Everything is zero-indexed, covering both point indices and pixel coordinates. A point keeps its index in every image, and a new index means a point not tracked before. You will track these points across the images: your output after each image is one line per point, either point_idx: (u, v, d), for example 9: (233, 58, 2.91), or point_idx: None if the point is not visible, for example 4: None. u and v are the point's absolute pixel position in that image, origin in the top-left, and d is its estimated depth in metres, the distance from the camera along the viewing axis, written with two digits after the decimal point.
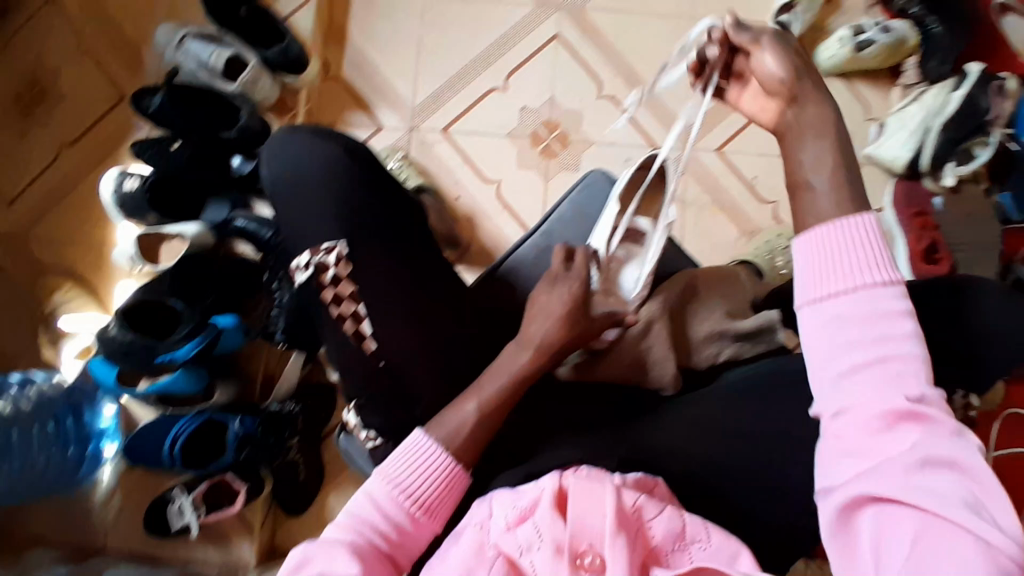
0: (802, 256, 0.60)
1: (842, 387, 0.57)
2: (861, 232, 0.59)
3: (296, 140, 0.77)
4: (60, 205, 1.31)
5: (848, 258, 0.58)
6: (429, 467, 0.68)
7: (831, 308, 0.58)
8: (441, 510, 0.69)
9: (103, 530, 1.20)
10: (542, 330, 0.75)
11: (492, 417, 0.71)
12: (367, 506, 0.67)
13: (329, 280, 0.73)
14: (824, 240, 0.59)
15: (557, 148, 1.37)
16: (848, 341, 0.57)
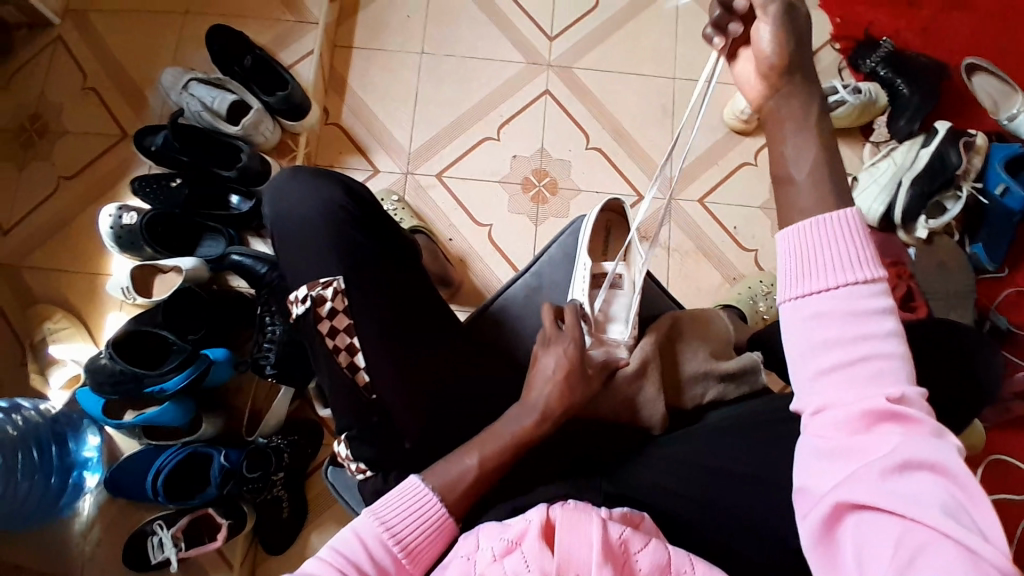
0: (781, 255, 0.59)
1: (822, 388, 0.54)
2: (841, 227, 0.57)
3: (297, 182, 0.81)
4: (55, 238, 1.33)
5: (826, 253, 0.57)
6: (422, 512, 0.69)
7: (810, 303, 0.56)
8: (425, 556, 0.69)
9: (80, 563, 1.14)
10: (543, 394, 0.76)
11: (494, 470, 0.73)
12: (355, 545, 0.66)
13: (325, 313, 0.75)
14: (803, 237, 0.58)
15: (547, 195, 1.42)
16: (829, 336, 0.55)
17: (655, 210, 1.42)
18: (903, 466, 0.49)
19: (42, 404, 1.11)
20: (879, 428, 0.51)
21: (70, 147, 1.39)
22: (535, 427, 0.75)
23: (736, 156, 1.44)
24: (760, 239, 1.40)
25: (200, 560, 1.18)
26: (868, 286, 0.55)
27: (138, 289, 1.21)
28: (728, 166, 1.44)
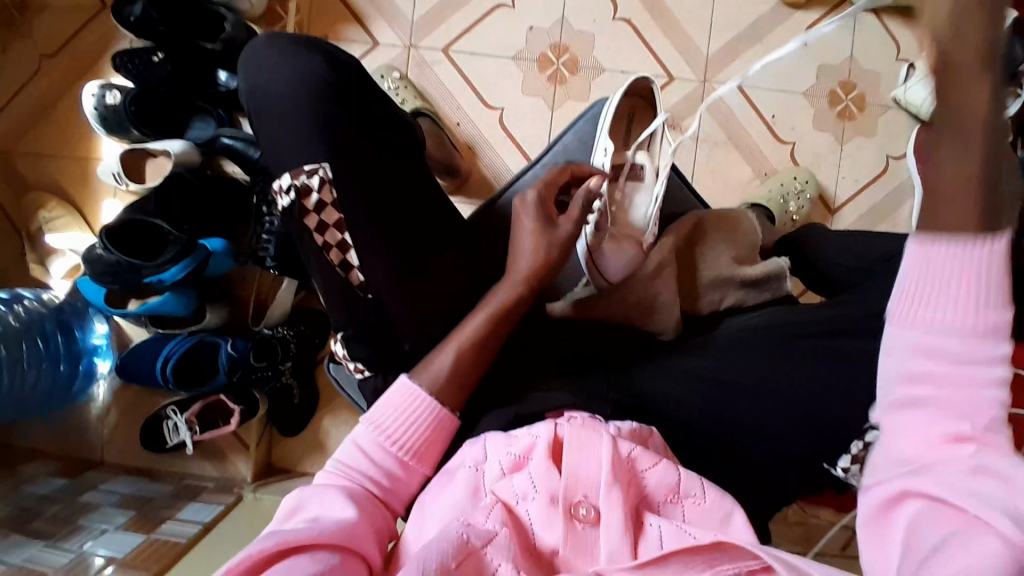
0: (913, 260, 0.45)
1: (903, 396, 0.46)
2: (992, 259, 0.42)
3: (276, 53, 0.71)
4: (40, 118, 1.25)
5: (960, 278, 0.43)
6: (414, 410, 0.66)
7: (918, 327, 0.45)
8: (431, 454, 0.67)
9: (100, 444, 1.23)
10: (526, 261, 0.72)
11: (476, 357, 0.69)
12: (354, 453, 0.65)
13: (312, 205, 0.68)
14: (941, 247, 0.43)
15: (566, 74, 1.29)
16: (927, 361, 0.45)
17: (687, 93, 1.28)
18: (977, 475, 0.43)
19: (42, 294, 1.13)
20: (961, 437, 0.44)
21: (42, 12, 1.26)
22: (506, 297, 0.70)
23: (784, 32, 1.27)
24: (800, 130, 1.27)
25: (219, 443, 1.24)
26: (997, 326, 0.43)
27: (129, 175, 1.14)
28: (773, 44, 1.27)
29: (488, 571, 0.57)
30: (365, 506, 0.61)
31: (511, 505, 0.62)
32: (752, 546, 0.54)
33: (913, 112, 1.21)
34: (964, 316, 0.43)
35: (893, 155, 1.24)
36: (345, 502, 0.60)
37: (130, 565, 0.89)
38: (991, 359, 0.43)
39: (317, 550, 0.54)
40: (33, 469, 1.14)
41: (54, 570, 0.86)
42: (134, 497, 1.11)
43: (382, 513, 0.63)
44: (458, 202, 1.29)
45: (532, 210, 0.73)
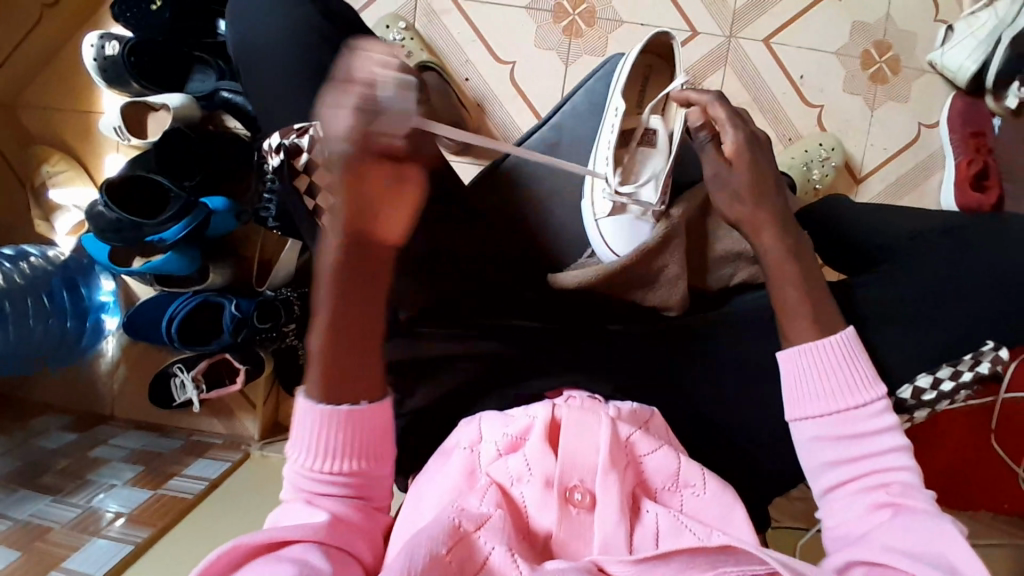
0: (784, 370, 0.64)
1: (825, 464, 0.61)
2: (841, 351, 0.63)
3: (264, 5, 0.68)
4: (42, 71, 1.22)
5: (821, 371, 0.63)
6: (331, 423, 0.57)
7: (813, 422, 0.62)
8: (369, 450, 0.58)
9: (110, 399, 1.26)
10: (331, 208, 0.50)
11: (347, 363, 0.57)
12: (302, 486, 0.58)
13: (301, 165, 0.67)
14: (800, 360, 0.63)
15: (582, 27, 1.22)
16: (828, 441, 0.61)
17: (712, 48, 1.20)
18: (899, 538, 0.54)
19: (48, 251, 1.13)
20: (879, 494, 0.58)
21: None
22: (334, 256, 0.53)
23: None
24: (829, 93, 1.19)
25: (227, 401, 1.26)
26: (866, 403, 0.61)
27: (132, 130, 1.10)
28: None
29: (482, 555, 0.54)
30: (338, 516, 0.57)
31: (506, 487, 0.61)
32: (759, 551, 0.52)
33: (949, 78, 1.15)
34: (834, 402, 0.61)
35: (926, 123, 1.18)
36: (313, 509, 0.56)
37: (137, 520, 0.92)
38: (873, 418, 0.61)
39: (294, 546, 0.52)
40: (47, 423, 1.17)
41: (61, 525, 0.90)
42: (144, 452, 1.13)
43: (364, 512, 0.59)
44: (466, 163, 1.25)
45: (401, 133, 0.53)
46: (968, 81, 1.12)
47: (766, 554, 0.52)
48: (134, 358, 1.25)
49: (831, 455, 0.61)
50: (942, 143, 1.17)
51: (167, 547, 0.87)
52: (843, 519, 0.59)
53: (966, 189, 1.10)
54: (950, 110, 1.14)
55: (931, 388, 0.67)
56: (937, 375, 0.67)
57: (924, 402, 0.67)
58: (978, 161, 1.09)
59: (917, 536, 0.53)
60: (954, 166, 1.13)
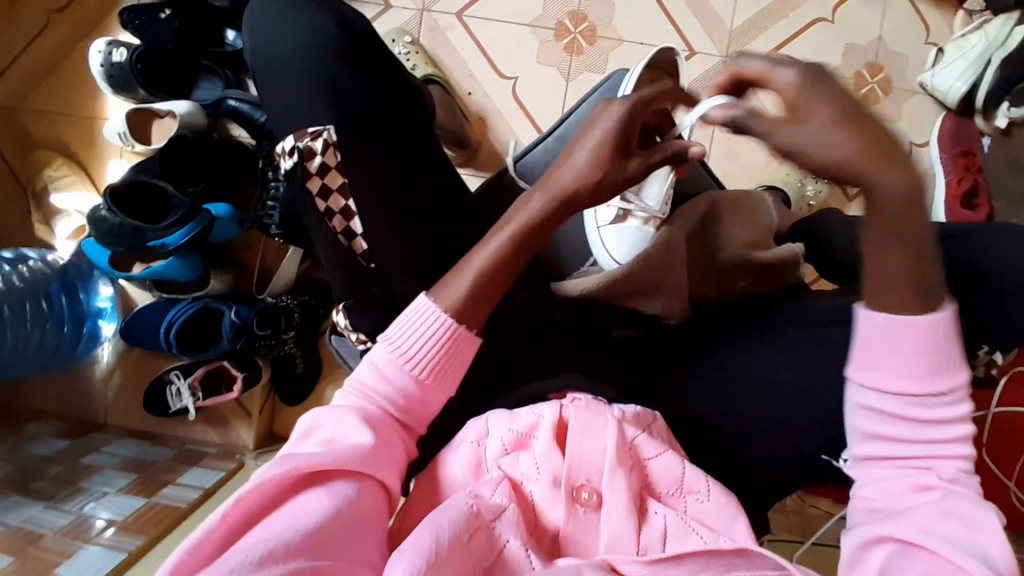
0: (867, 330, 0.54)
1: (875, 436, 0.54)
2: (937, 330, 0.52)
3: (280, 8, 0.68)
4: (46, 77, 1.22)
5: (906, 342, 0.52)
6: (426, 335, 0.60)
7: (884, 394, 0.53)
8: (449, 371, 0.61)
9: (104, 406, 1.24)
10: (570, 174, 0.61)
11: (499, 281, 0.62)
12: (372, 378, 0.60)
13: (315, 169, 0.66)
14: (894, 325, 0.52)
15: (583, 45, 1.25)
16: (899, 418, 0.53)
17: (708, 68, 1.24)
18: (942, 519, 0.50)
19: (48, 254, 1.13)
20: (930, 475, 0.53)
21: None
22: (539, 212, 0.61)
23: (812, 9, 1.22)
24: None
25: (222, 410, 1.25)
26: (950, 388, 0.53)
27: (135, 135, 1.11)
28: (798, 22, 1.23)
29: (498, 545, 0.55)
30: (382, 431, 0.57)
31: (516, 481, 0.61)
32: (775, 556, 0.53)
33: (940, 98, 1.18)
34: (915, 381, 0.52)
35: (917, 142, 1.21)
36: (359, 426, 0.56)
37: (129, 528, 0.90)
38: (949, 405, 0.53)
39: (334, 482, 0.52)
40: (38, 430, 1.15)
41: (53, 532, 0.88)
42: (137, 460, 1.11)
43: (400, 437, 0.59)
44: (467, 174, 1.26)
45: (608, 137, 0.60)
46: (957, 102, 1.16)
47: (780, 558, 0.53)
48: (130, 365, 1.24)
49: (891, 429, 0.54)
50: (931, 161, 1.19)
51: (161, 554, 0.86)
52: (880, 491, 0.54)
53: (956, 206, 1.11)
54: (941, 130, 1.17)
55: None
56: None
57: None
58: (968, 178, 1.11)
59: (957, 528, 0.49)
60: (943, 182, 1.14)
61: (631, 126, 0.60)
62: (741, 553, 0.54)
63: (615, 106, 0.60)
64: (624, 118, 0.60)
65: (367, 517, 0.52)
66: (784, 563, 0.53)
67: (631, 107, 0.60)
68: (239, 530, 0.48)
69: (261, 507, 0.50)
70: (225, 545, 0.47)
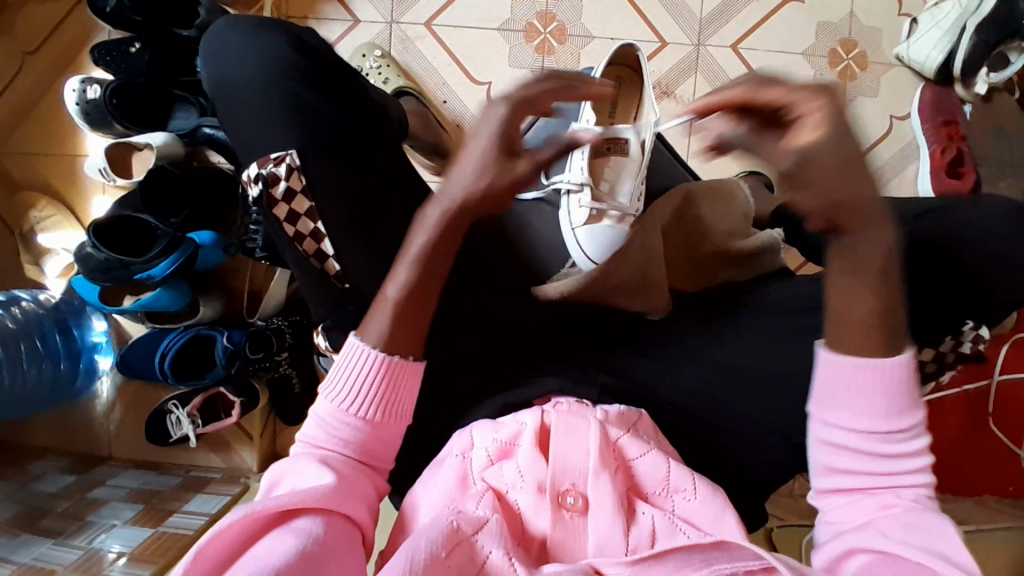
0: (824, 374, 0.59)
1: (835, 470, 0.59)
2: (884, 377, 0.57)
3: (235, 38, 0.69)
4: (25, 119, 1.24)
5: (857, 383, 0.57)
6: (364, 372, 0.63)
7: (844, 430, 0.58)
8: (393, 404, 0.63)
9: (107, 439, 1.25)
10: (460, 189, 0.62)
11: (415, 301, 0.64)
12: (317, 425, 0.63)
13: (281, 195, 0.65)
14: (847, 372, 0.57)
15: (555, 44, 1.24)
16: (853, 450, 0.58)
17: (682, 57, 1.23)
18: (903, 532, 0.53)
19: (39, 294, 1.14)
20: (890, 499, 0.56)
21: (18, 7, 1.23)
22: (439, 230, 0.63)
23: None
24: None
25: (224, 434, 1.25)
26: (904, 425, 0.57)
27: (116, 169, 1.13)
28: (769, 4, 1.22)
29: (481, 557, 0.55)
30: (338, 470, 0.60)
31: (501, 491, 0.61)
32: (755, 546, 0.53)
33: (917, 69, 1.17)
34: (876, 420, 0.57)
35: (898, 115, 1.20)
36: (312, 472, 0.58)
37: (139, 559, 0.92)
38: (904, 439, 0.57)
39: (299, 519, 0.54)
40: (44, 467, 1.16)
41: (63, 567, 0.89)
42: (143, 490, 1.13)
43: (360, 473, 0.61)
44: None
45: (490, 147, 0.60)
46: (936, 71, 1.14)
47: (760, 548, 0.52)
48: (129, 397, 1.25)
49: (859, 463, 0.57)
50: (915, 133, 1.19)
51: None
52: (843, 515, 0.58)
53: (942, 175, 1.13)
54: (921, 101, 1.17)
55: None
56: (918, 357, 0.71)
57: None
58: (951, 149, 1.13)
59: (920, 533, 0.53)
60: (928, 154, 1.16)
61: (512, 130, 0.60)
62: (721, 546, 0.54)
63: (495, 112, 0.60)
64: (506, 122, 0.59)
65: (338, 547, 0.53)
66: (763, 552, 0.52)
67: (507, 112, 0.59)
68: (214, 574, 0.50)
69: (231, 550, 0.51)
70: None
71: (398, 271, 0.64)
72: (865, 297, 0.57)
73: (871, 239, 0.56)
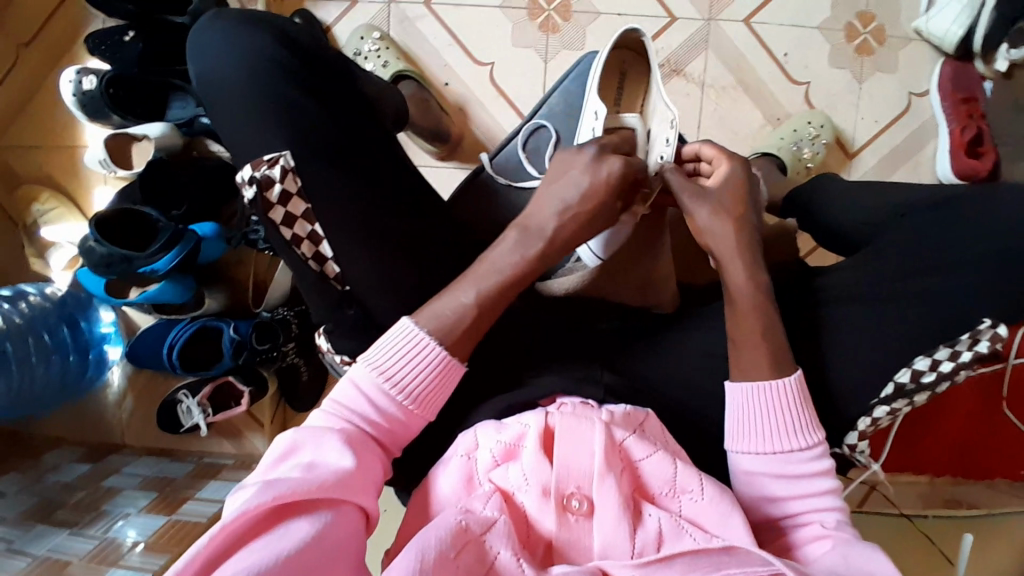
0: (732, 407, 0.63)
1: (761, 498, 0.62)
2: (783, 398, 0.62)
3: (222, 34, 0.66)
4: (24, 111, 1.22)
5: (766, 412, 0.62)
6: (420, 360, 0.60)
7: (757, 457, 0.62)
8: (435, 401, 0.62)
9: (120, 427, 1.27)
10: (558, 223, 0.65)
11: (492, 307, 0.63)
12: (354, 395, 0.59)
13: (276, 197, 0.63)
14: (749, 401, 0.62)
15: (559, 21, 1.20)
16: (772, 475, 0.62)
17: (691, 33, 1.18)
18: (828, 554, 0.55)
19: (46, 288, 1.15)
20: (813, 527, 0.59)
21: None
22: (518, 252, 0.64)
23: None
24: (815, 69, 1.17)
25: (234, 422, 1.27)
26: (806, 445, 0.62)
27: (117, 161, 1.12)
28: None
29: (489, 558, 0.55)
30: (365, 453, 0.57)
31: (507, 492, 0.60)
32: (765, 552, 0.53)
33: (936, 44, 1.12)
34: (779, 440, 0.61)
35: (916, 92, 1.15)
36: (341, 450, 0.55)
37: (155, 548, 0.93)
38: (811, 461, 0.62)
39: (321, 510, 0.51)
40: (60, 457, 1.19)
41: (79, 558, 0.91)
42: (156, 479, 1.15)
43: (380, 456, 0.59)
44: (451, 167, 1.24)
45: (597, 192, 0.65)
46: (955, 47, 1.10)
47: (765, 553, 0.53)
48: (140, 386, 1.26)
49: (779, 488, 0.61)
50: (933, 110, 1.15)
51: None
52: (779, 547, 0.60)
53: (962, 154, 1.09)
54: (939, 77, 1.13)
55: (930, 370, 0.65)
56: (935, 357, 0.65)
57: (924, 384, 0.65)
58: (971, 127, 1.09)
59: (845, 550, 0.55)
60: (946, 133, 1.12)
61: (615, 183, 0.66)
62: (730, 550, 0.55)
63: (609, 163, 0.66)
64: (622, 174, 0.66)
65: (353, 541, 0.51)
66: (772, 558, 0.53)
67: (624, 167, 0.67)
68: (225, 552, 0.47)
69: (245, 530, 0.49)
70: (214, 564, 0.47)
71: (480, 280, 0.63)
72: (753, 318, 0.64)
73: (729, 275, 0.66)
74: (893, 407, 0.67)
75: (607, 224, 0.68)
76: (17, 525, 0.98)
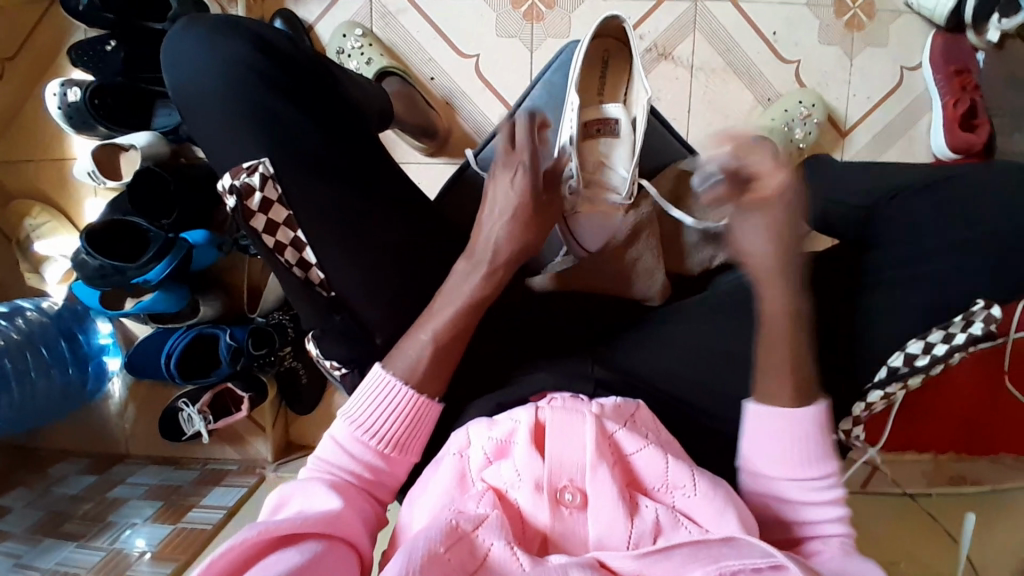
0: (751, 425, 0.63)
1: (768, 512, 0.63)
2: (800, 428, 0.61)
3: (196, 42, 0.66)
4: (9, 127, 1.22)
5: (786, 438, 0.61)
6: (391, 405, 0.61)
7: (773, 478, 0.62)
8: (414, 443, 0.62)
9: (124, 437, 1.28)
10: (493, 232, 0.66)
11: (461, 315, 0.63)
12: (334, 451, 0.61)
13: (256, 207, 0.63)
14: (770, 426, 0.62)
15: (543, 10, 1.18)
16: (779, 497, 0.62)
17: (678, 16, 1.16)
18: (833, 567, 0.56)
19: (42, 302, 1.15)
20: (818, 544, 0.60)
21: None
22: (480, 287, 0.64)
23: None
24: (805, 46, 1.15)
25: (236, 428, 1.27)
26: (819, 473, 0.61)
27: (105, 172, 1.11)
28: None
29: (482, 552, 0.54)
30: (350, 499, 0.58)
31: (500, 490, 0.59)
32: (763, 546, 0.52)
33: (927, 17, 1.10)
34: (793, 466, 0.61)
35: (908, 66, 1.14)
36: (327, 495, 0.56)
37: (162, 556, 0.94)
38: (822, 487, 0.61)
39: (307, 542, 0.51)
40: (65, 469, 1.19)
41: (87, 569, 0.91)
42: (162, 486, 1.15)
43: (367, 502, 0.60)
44: (441, 162, 1.23)
45: (516, 199, 0.66)
46: (946, 19, 1.08)
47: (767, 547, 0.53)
48: (141, 395, 1.27)
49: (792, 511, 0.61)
50: (926, 84, 1.13)
51: None
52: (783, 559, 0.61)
53: (956, 129, 1.08)
54: (930, 52, 1.10)
55: (923, 353, 0.65)
56: (928, 339, 0.64)
57: (918, 368, 0.65)
58: (965, 100, 1.07)
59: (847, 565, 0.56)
60: (940, 106, 1.10)
61: (535, 183, 0.67)
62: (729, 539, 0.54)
63: (514, 172, 0.67)
64: (531, 176, 0.66)
65: (345, 570, 0.51)
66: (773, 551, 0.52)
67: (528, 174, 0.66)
68: None
69: (238, 563, 0.49)
70: None
71: (444, 308, 0.64)
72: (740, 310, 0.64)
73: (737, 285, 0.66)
74: (887, 390, 0.67)
75: (547, 223, 0.69)
76: (24, 539, 0.98)
